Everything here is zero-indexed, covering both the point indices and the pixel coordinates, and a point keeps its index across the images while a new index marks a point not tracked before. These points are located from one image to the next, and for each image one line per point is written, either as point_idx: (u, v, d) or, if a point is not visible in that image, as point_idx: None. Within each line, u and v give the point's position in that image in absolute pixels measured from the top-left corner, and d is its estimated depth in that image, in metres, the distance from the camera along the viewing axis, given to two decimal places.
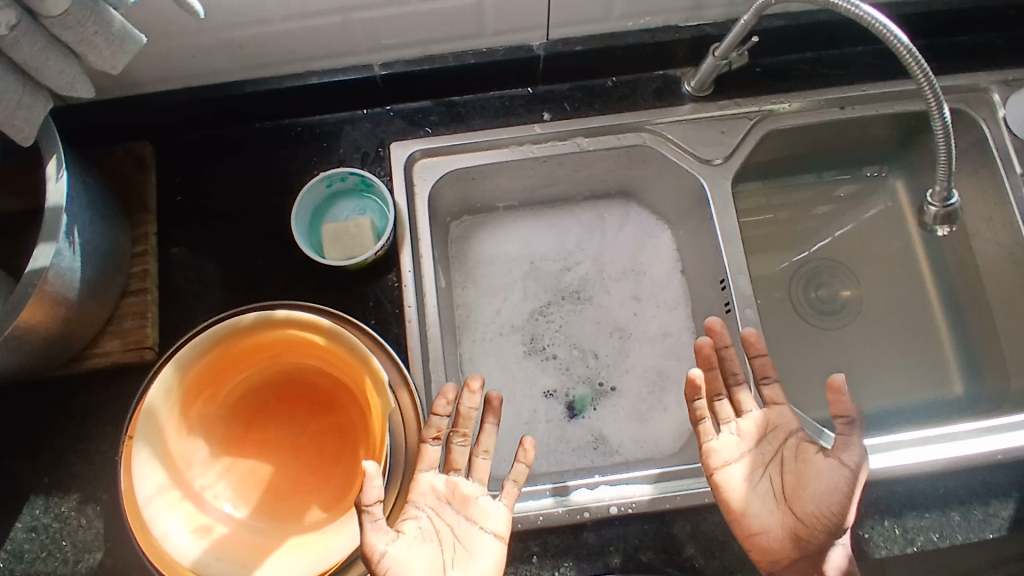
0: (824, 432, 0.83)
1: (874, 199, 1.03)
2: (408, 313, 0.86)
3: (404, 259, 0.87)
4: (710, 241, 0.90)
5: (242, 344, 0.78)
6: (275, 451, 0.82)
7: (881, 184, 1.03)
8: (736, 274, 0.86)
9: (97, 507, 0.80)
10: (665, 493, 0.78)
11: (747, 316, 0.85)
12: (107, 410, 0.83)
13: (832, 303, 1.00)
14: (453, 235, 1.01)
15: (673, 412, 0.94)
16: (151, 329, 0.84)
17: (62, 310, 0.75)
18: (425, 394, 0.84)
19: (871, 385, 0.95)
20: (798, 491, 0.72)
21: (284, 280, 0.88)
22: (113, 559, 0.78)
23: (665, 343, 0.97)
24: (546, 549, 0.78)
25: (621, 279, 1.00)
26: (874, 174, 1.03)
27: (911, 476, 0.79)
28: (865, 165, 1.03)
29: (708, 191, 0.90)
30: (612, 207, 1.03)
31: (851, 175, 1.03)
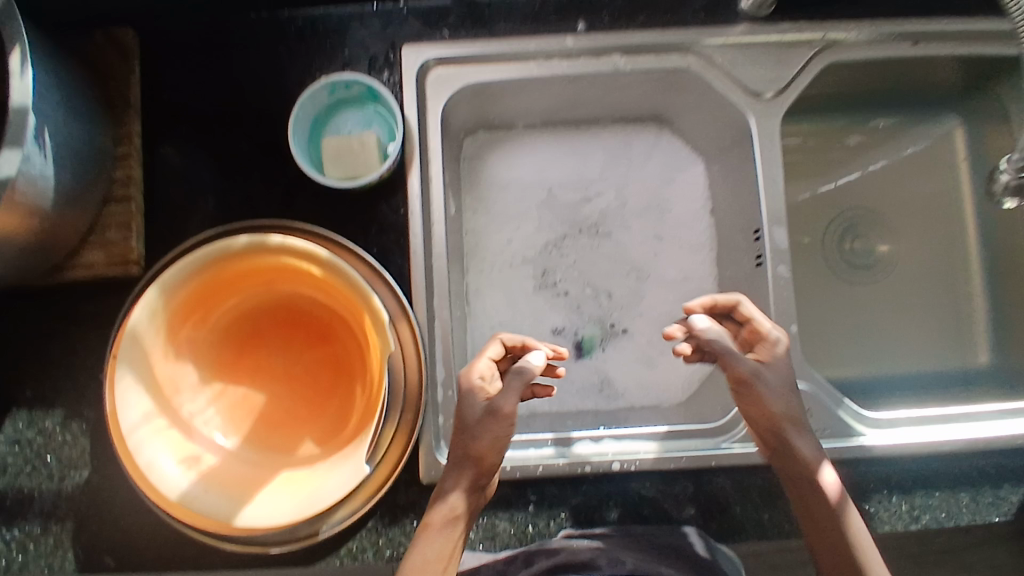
0: (845, 401, 0.75)
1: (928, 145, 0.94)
2: (414, 243, 0.79)
3: (410, 183, 0.80)
4: (748, 184, 0.82)
5: (233, 269, 0.72)
6: (268, 380, 0.78)
7: (936, 123, 0.93)
8: (773, 225, 0.79)
9: (81, 424, 0.77)
10: (671, 452, 0.75)
11: (780, 272, 0.78)
12: (89, 324, 0.79)
13: (868, 257, 0.93)
14: (466, 153, 0.93)
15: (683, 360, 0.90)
16: (137, 242, 0.78)
17: (36, 218, 0.69)
18: (427, 330, 0.79)
19: (894, 350, 0.90)
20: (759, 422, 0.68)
21: (279, 196, 0.81)
22: (99, 478, 0.77)
23: (684, 288, 0.91)
24: (543, 498, 0.76)
25: (644, 215, 0.92)
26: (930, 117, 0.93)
27: (925, 455, 0.75)
28: (923, 109, 0.93)
29: (754, 128, 0.80)
30: (643, 133, 0.94)
31: (906, 118, 0.93)
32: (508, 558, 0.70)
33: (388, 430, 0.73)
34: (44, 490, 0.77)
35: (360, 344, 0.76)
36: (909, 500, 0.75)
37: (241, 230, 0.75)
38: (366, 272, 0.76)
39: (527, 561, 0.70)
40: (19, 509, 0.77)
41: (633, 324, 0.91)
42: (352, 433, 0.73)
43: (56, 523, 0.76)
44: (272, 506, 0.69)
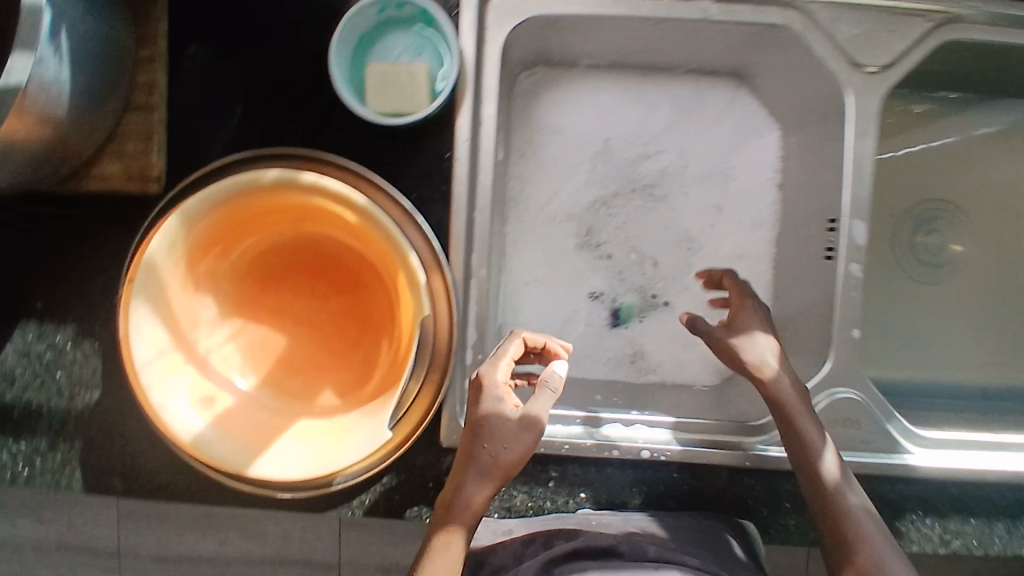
0: (895, 416, 0.71)
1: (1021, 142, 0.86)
2: (456, 192, 0.72)
3: (460, 124, 0.71)
4: (831, 168, 0.74)
5: (261, 202, 0.66)
6: (290, 323, 0.73)
7: None
8: (854, 218, 0.72)
9: (94, 343, 0.75)
10: (704, 447, 0.72)
11: (850, 272, 0.72)
12: (104, 239, 0.74)
13: (938, 255, 0.86)
14: (520, 88, 0.85)
15: None
16: (158, 158, 0.72)
17: (51, 128, 0.62)
18: (462, 288, 0.73)
19: (948, 357, 0.85)
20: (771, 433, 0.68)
21: (312, 122, 0.73)
22: (110, 400, 0.75)
23: (737, 266, 0.85)
24: (565, 476, 0.73)
25: (706, 182, 0.84)
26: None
27: (968, 481, 0.71)
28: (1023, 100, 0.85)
29: (850, 109, 0.72)
30: (718, 88, 0.84)
31: (1003, 109, 0.86)
32: (527, 538, 0.69)
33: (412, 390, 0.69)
34: (53, 406, 0.75)
35: (391, 296, 0.71)
36: (942, 523, 0.72)
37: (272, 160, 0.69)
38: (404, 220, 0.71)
39: (547, 544, 0.68)
40: (26, 422, 0.75)
41: (677, 297, 0.86)
42: (375, 390, 0.70)
43: (64, 440, 0.75)
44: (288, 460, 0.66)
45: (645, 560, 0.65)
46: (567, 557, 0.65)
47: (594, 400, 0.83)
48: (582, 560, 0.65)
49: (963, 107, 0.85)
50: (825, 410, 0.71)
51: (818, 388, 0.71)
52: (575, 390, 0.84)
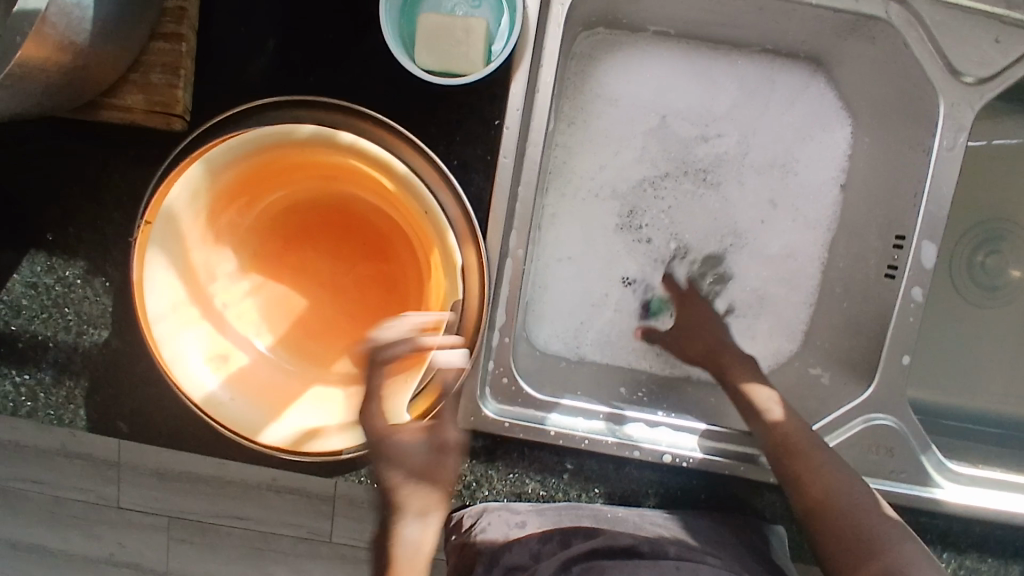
0: (932, 449, 0.69)
1: None
2: (502, 166, 0.66)
3: (514, 90, 0.65)
4: (908, 180, 0.69)
5: (293, 155, 0.61)
6: (312, 284, 0.69)
7: None
8: (925, 239, 0.67)
9: (106, 282, 0.71)
10: (726, 460, 0.70)
11: (912, 294, 0.68)
12: (125, 173, 0.70)
13: (996, 277, 0.82)
14: (578, 50, 0.78)
15: (759, 343, 0.81)
16: (183, 94, 0.66)
17: (72, 54, 0.57)
18: (497, 267, 0.69)
19: (986, 384, 0.82)
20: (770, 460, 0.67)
21: (355, 71, 0.67)
22: (119, 342, 0.72)
23: (783, 268, 0.81)
24: (581, 469, 0.71)
25: (764, 174, 0.80)
26: None
27: (996, 522, 0.69)
28: None
29: (941, 117, 0.66)
30: (791, 73, 0.79)
31: None
32: (544, 536, 0.66)
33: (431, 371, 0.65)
34: (60, 341, 0.72)
35: (421, 268, 0.67)
36: (960, 560, 0.70)
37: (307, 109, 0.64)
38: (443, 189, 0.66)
39: (565, 543, 0.65)
40: (30, 355, 0.72)
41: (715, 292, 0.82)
42: (396, 364, 0.66)
43: (68, 378, 0.72)
44: (300, 430, 0.62)
45: (667, 559, 0.63)
46: (586, 556, 0.63)
47: (620, 393, 0.80)
48: (601, 558, 0.63)
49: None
50: (857, 436, 0.69)
51: (856, 411, 0.69)
52: (597, 379, 0.80)
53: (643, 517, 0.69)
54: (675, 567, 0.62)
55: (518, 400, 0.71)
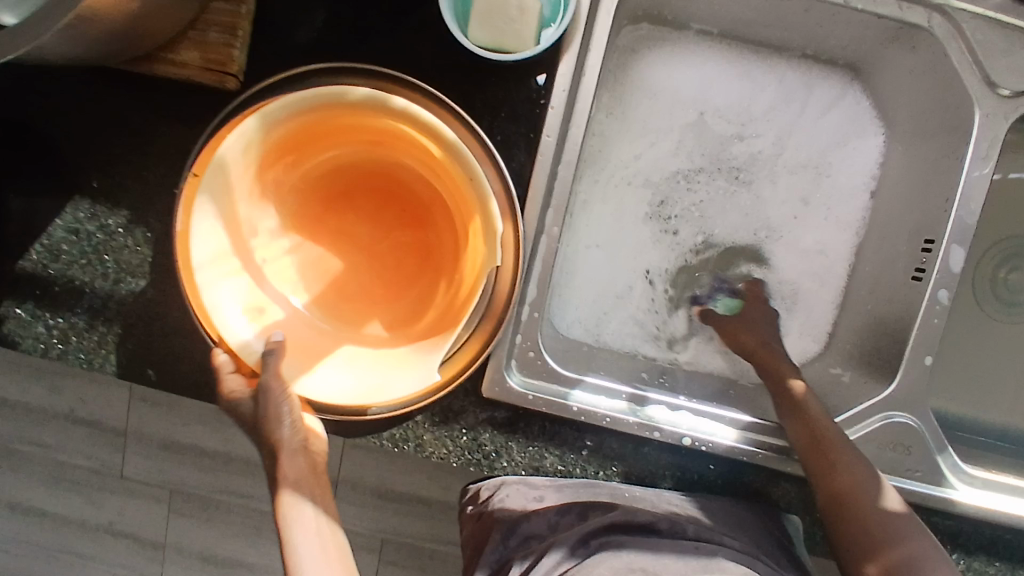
0: (946, 449, 0.70)
1: None
2: (544, 144, 0.68)
3: (561, 72, 0.68)
4: (940, 187, 0.71)
5: (345, 118, 0.63)
6: (349, 247, 0.70)
7: None
8: (954, 244, 0.68)
9: (146, 232, 0.73)
10: (746, 446, 0.71)
11: (937, 297, 0.69)
12: (174, 127, 0.71)
13: (1017, 293, 0.84)
14: (621, 43, 0.80)
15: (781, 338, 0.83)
16: (239, 54, 0.67)
17: (139, 3, 0.58)
18: (531, 244, 0.70)
19: (998, 397, 0.83)
20: (799, 451, 0.67)
21: (407, 43, 0.69)
22: (156, 292, 0.73)
23: (813, 261, 0.83)
24: (601, 447, 0.72)
25: (797, 173, 0.82)
26: None
27: (1005, 528, 0.70)
28: None
29: (978, 127, 0.67)
30: (828, 79, 0.81)
31: None
32: (561, 508, 0.67)
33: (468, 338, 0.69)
34: (96, 288, 0.73)
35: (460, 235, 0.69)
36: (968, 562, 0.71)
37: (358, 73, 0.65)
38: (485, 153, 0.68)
39: (583, 516, 0.67)
40: (67, 298, 0.73)
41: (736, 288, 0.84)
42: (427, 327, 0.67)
43: (102, 324, 0.73)
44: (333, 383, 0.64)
45: (685, 538, 0.64)
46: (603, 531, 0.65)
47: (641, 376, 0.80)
48: (618, 533, 0.64)
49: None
50: (876, 432, 0.70)
51: (875, 408, 0.70)
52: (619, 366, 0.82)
53: (662, 495, 0.70)
54: (694, 546, 0.63)
55: (544, 375, 0.72)
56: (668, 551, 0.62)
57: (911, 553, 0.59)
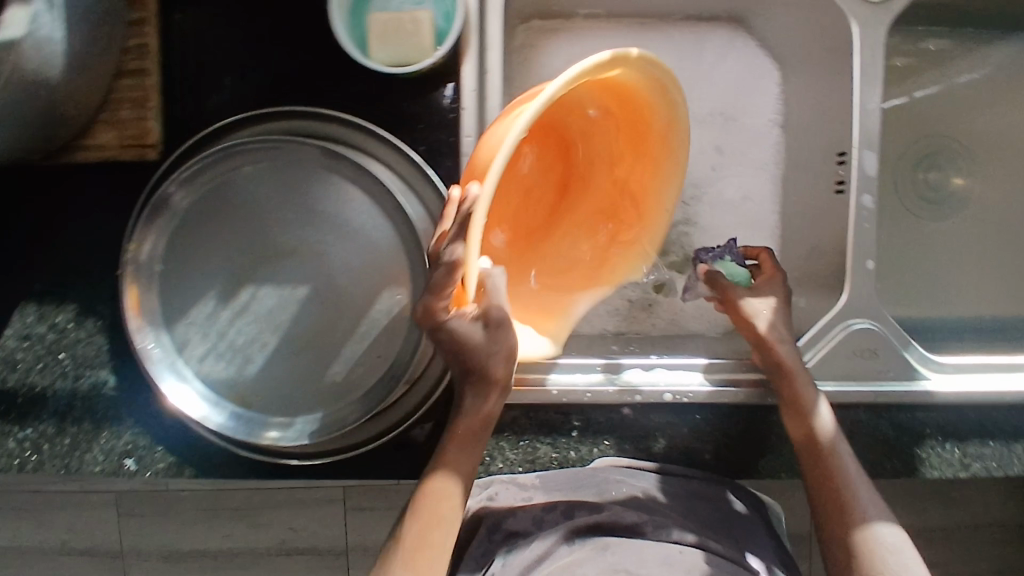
0: (912, 344, 0.72)
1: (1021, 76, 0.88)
2: (466, 144, 0.71)
3: (466, 74, 0.70)
4: (841, 102, 0.75)
5: (653, 110, 0.68)
6: (539, 180, 0.79)
7: None
8: (864, 149, 0.72)
9: (98, 320, 0.72)
10: (724, 386, 0.72)
11: (863, 202, 0.72)
12: (105, 211, 0.72)
13: (940, 190, 0.88)
14: (517, 41, 0.84)
15: None
16: (154, 123, 0.70)
17: (45, 92, 0.60)
18: None
19: (953, 291, 0.86)
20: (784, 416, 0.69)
21: (315, 80, 0.71)
22: (118, 378, 0.72)
23: (741, 209, 0.86)
24: (589, 424, 0.72)
25: (706, 124, 0.86)
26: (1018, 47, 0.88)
27: (987, 406, 0.72)
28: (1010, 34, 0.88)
29: (859, 37, 0.71)
30: (716, 31, 0.86)
31: (994, 43, 0.88)
32: (548, 504, 0.67)
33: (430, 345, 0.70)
34: (59, 389, 0.72)
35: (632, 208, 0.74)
36: (960, 446, 0.73)
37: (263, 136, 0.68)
38: (402, 166, 0.70)
39: (568, 513, 0.66)
40: (31, 406, 0.72)
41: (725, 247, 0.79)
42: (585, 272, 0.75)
43: (72, 423, 0.72)
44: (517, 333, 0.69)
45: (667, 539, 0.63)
46: (590, 530, 0.63)
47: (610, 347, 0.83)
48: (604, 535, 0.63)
49: (949, 46, 0.87)
50: (841, 343, 0.72)
51: (834, 320, 0.72)
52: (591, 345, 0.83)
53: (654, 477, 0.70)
54: (679, 550, 0.61)
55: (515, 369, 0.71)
56: (653, 560, 0.59)
57: (861, 509, 0.63)
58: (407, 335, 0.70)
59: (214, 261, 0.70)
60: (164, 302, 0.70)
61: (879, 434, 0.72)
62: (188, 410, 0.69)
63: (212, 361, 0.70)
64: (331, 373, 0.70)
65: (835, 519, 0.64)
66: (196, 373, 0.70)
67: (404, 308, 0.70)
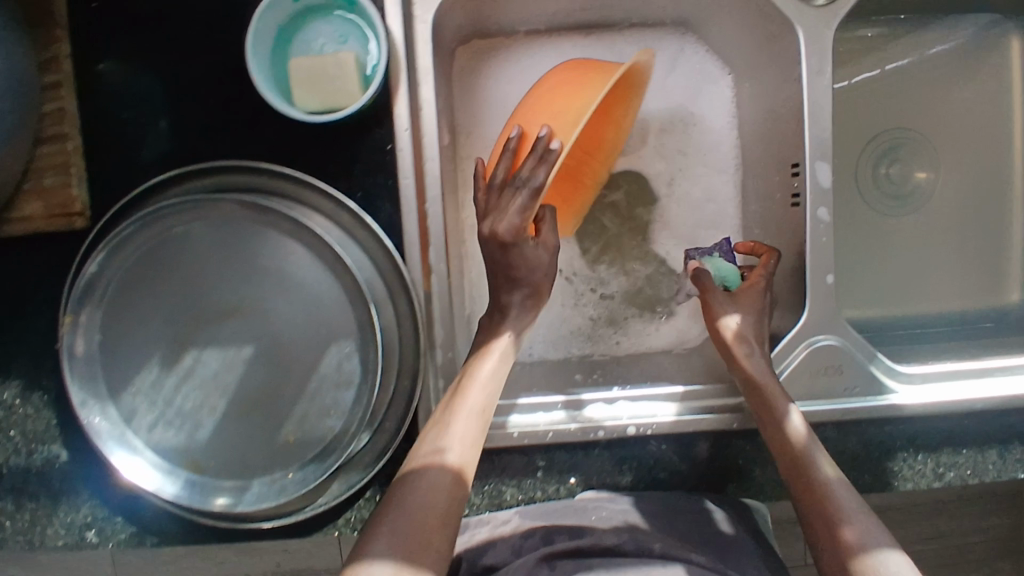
0: (878, 357, 0.71)
1: (981, 61, 0.85)
2: (403, 187, 0.68)
3: (398, 114, 0.67)
4: (792, 111, 0.72)
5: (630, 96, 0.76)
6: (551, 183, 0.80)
7: (992, 46, 0.85)
8: (817, 160, 0.69)
9: (44, 394, 0.71)
10: (689, 415, 0.70)
11: (819, 216, 0.69)
12: (39, 283, 0.70)
13: (903, 185, 0.85)
14: (459, 66, 0.81)
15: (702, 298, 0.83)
16: (79, 190, 0.67)
17: None
18: (421, 287, 0.70)
19: (919, 289, 0.85)
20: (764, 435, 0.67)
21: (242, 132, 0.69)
22: (70, 451, 0.71)
23: (705, 210, 0.84)
24: (553, 463, 0.70)
25: (669, 129, 0.83)
26: (978, 31, 0.85)
27: (958, 414, 0.71)
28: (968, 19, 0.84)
29: (804, 44, 0.68)
30: (662, 40, 0.82)
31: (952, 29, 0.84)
32: (527, 531, 0.65)
33: (383, 397, 0.69)
34: (12, 466, 0.71)
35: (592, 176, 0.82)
36: (934, 457, 0.71)
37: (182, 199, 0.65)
38: (338, 214, 0.68)
39: (547, 539, 0.64)
40: None
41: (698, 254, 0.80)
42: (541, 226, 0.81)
43: (28, 500, 0.71)
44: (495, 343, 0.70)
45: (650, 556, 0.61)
46: (569, 555, 0.62)
47: (574, 378, 0.82)
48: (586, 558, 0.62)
49: (907, 35, 0.84)
50: (805, 361, 0.70)
51: (797, 339, 0.70)
52: (554, 375, 0.82)
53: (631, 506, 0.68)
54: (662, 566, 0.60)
55: None
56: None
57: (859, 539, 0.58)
58: (358, 389, 0.68)
59: (155, 327, 0.68)
60: (106, 374, 0.68)
61: (850, 451, 0.71)
62: (142, 481, 0.67)
63: (162, 429, 0.69)
64: (284, 433, 0.69)
65: (836, 554, 0.58)
66: (147, 443, 0.69)
67: (353, 360, 0.68)
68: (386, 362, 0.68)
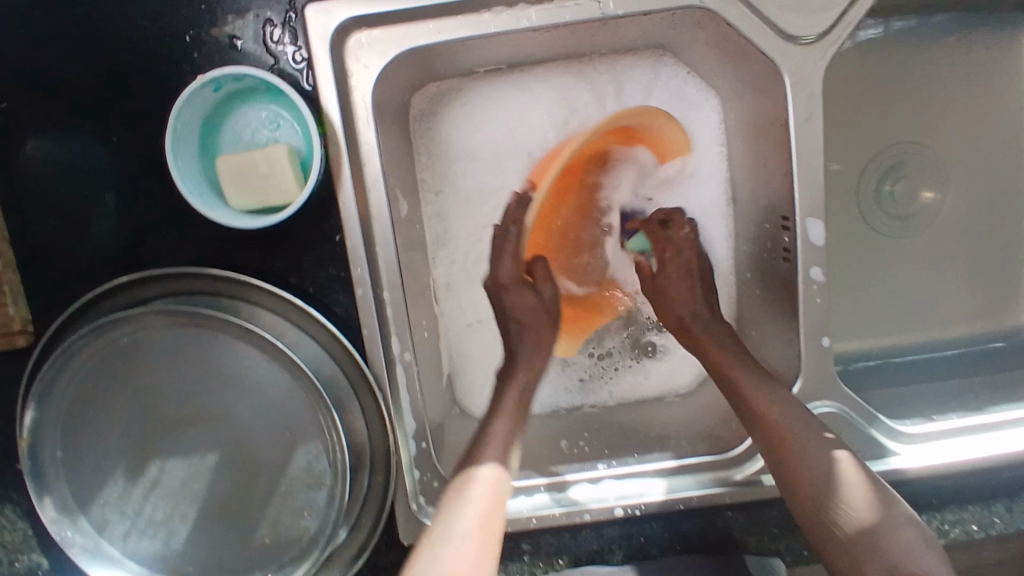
0: (878, 419, 0.66)
1: (988, 64, 0.78)
2: (358, 279, 0.63)
3: (345, 203, 0.62)
4: (779, 157, 0.64)
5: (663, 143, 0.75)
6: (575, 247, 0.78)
7: (999, 47, 0.78)
8: (808, 217, 0.62)
9: (16, 507, 0.69)
10: (681, 492, 0.66)
11: (811, 276, 0.63)
12: None
13: (907, 205, 0.78)
14: (418, 110, 0.74)
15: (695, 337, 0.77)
16: (14, 306, 0.63)
17: None
18: (387, 379, 0.66)
19: (926, 316, 0.79)
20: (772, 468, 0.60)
21: (182, 230, 0.64)
22: (50, 559, 0.70)
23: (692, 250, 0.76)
24: (539, 547, 0.68)
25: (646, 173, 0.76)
26: (984, 31, 0.77)
27: (963, 471, 0.67)
28: (972, 20, 0.77)
29: (790, 87, 0.60)
30: (637, 65, 0.73)
31: (956, 32, 0.77)
32: None
33: (357, 495, 0.66)
34: None
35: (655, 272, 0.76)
36: (937, 515, 0.68)
37: (122, 322, 0.61)
38: (290, 314, 0.63)
39: None
40: None
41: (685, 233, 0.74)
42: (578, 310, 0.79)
43: None
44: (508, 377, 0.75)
45: None
46: None
47: (558, 448, 0.73)
48: None
49: (907, 41, 0.76)
50: None
51: None
52: (537, 445, 0.73)
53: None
54: None
55: None
56: None
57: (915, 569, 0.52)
58: (330, 490, 0.65)
59: (115, 441, 0.65)
60: (71, 488, 0.66)
61: None
62: None
63: (137, 537, 0.67)
64: (259, 535, 0.67)
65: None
66: (124, 553, 0.67)
67: (323, 461, 0.65)
68: (357, 459, 0.66)
